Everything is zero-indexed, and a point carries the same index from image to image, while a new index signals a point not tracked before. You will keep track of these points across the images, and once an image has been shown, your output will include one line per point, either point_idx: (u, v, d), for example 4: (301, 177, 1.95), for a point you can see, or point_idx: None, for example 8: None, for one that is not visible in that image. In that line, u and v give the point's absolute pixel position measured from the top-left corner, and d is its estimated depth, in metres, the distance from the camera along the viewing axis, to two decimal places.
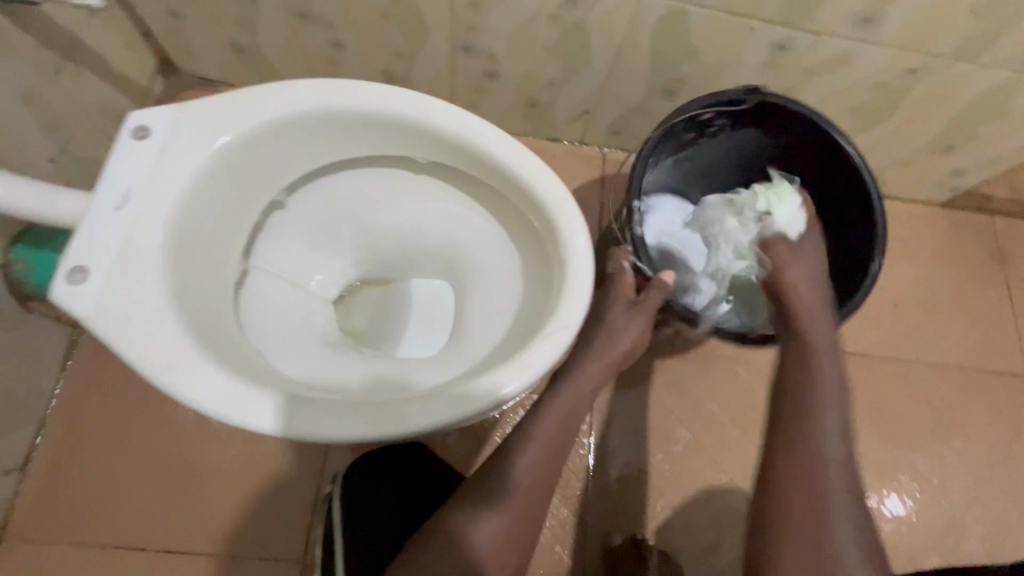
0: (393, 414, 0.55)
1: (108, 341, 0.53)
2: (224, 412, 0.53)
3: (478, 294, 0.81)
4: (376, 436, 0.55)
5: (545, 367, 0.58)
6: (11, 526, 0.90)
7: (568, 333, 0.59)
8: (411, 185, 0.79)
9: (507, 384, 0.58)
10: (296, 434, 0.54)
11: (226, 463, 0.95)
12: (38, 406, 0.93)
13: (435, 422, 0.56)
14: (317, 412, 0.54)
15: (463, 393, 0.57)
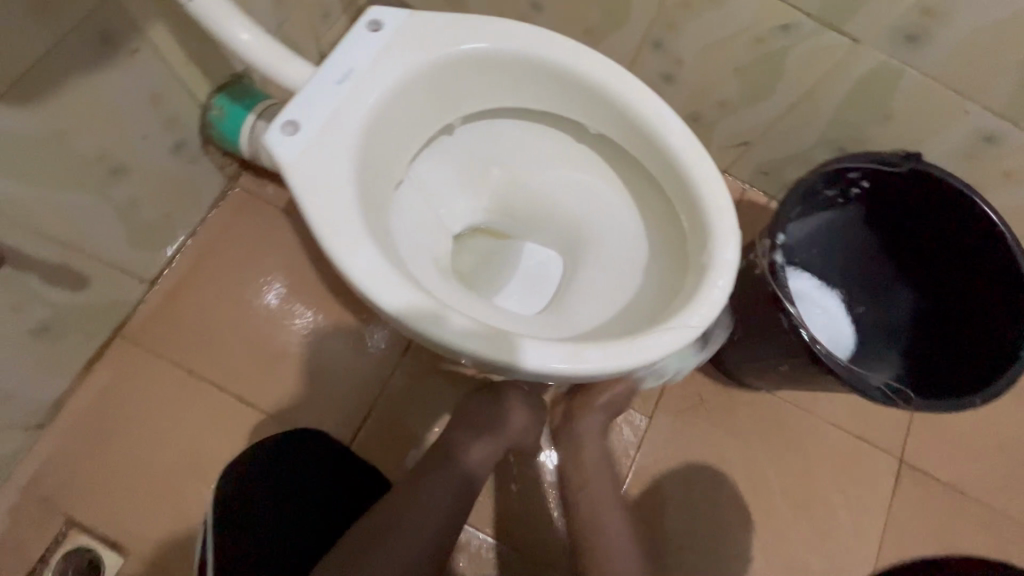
0: (505, 344, 0.58)
1: (296, 191, 0.59)
2: (369, 286, 0.57)
3: (593, 274, 0.82)
4: (485, 357, 0.57)
5: (661, 354, 0.58)
6: (127, 327, 1.01)
7: (690, 332, 0.59)
8: (569, 154, 0.82)
9: (619, 358, 0.59)
10: (416, 327, 0.58)
11: (311, 343, 1.04)
12: (181, 236, 1.05)
13: (542, 366, 0.58)
14: (443, 316, 0.58)
15: (576, 350, 0.58)
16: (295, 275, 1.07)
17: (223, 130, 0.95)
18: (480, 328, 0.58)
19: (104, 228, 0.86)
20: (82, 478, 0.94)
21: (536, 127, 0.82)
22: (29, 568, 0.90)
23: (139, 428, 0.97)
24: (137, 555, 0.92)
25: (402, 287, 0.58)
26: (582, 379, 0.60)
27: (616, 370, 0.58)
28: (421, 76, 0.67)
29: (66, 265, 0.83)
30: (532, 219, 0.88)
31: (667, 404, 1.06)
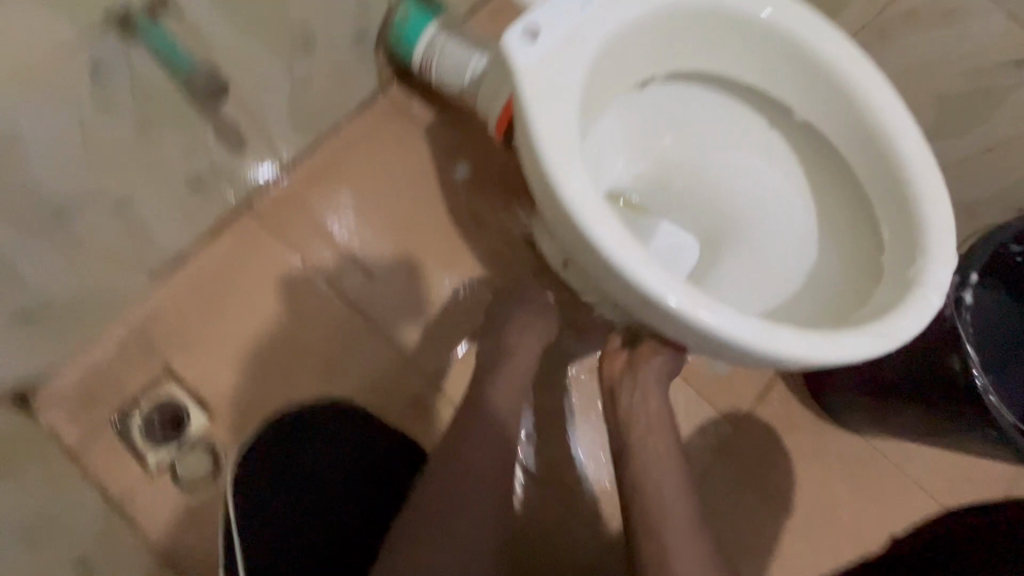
0: (700, 302, 0.56)
1: (524, 98, 0.58)
2: (577, 209, 0.56)
3: (750, 267, 0.75)
4: (675, 310, 0.56)
5: (856, 355, 0.55)
6: (257, 204, 1.03)
7: (891, 341, 0.56)
8: (760, 138, 0.77)
9: (812, 348, 0.56)
10: (613, 261, 0.56)
11: (424, 266, 1.05)
12: (325, 130, 1.05)
13: (730, 335, 0.56)
14: (643, 258, 0.56)
15: (769, 327, 0.56)
16: (420, 195, 1.07)
17: (402, 33, 0.94)
18: (678, 279, 0.56)
19: (275, 99, 0.87)
20: (187, 335, 0.97)
21: (732, 103, 0.77)
22: (120, 405, 0.93)
23: (247, 302, 1.00)
24: (222, 420, 0.95)
25: (608, 218, 0.57)
26: (763, 358, 0.57)
27: (805, 359, 0.56)
28: (658, 19, 0.65)
29: (234, 125, 0.83)
30: (694, 198, 0.80)
31: (754, 418, 1.04)
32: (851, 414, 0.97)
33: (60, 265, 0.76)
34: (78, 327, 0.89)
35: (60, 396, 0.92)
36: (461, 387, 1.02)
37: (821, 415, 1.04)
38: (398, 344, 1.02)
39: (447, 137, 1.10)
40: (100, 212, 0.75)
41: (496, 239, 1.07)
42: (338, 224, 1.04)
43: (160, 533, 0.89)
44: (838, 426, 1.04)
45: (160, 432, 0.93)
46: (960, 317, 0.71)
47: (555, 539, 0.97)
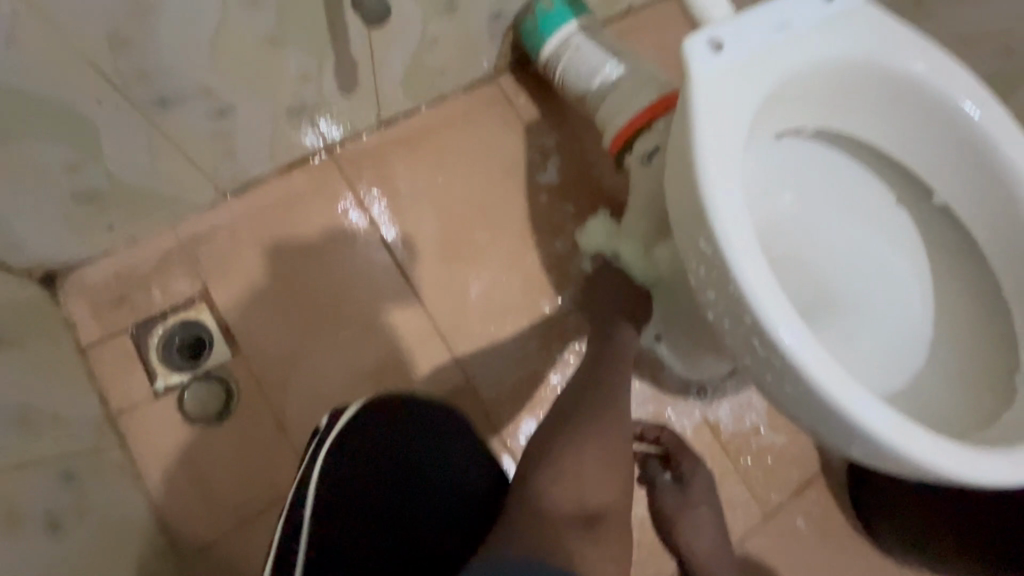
0: (838, 375, 0.51)
1: (692, 107, 0.54)
2: (725, 234, 0.51)
3: (850, 355, 0.68)
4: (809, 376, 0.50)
5: (989, 479, 0.50)
6: (342, 152, 0.99)
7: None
8: (894, 222, 0.72)
9: (941, 457, 0.51)
10: (752, 302, 0.51)
11: (490, 259, 1.00)
12: (429, 98, 1.02)
13: (858, 420, 0.50)
14: (784, 307, 0.51)
15: (901, 423, 0.51)
16: (504, 190, 1.03)
17: (538, 25, 0.91)
18: (817, 343, 0.51)
19: (399, 50, 0.84)
20: (233, 260, 0.92)
21: (871, 180, 0.72)
22: (146, 315, 0.88)
23: (302, 244, 0.95)
24: (244, 360, 0.89)
25: (757, 253, 0.52)
26: (886, 454, 0.51)
27: (933, 466, 0.51)
28: (837, 72, 0.61)
29: (352, 62, 0.80)
30: (806, 267, 0.72)
31: (788, 511, 0.97)
32: (891, 532, 0.91)
33: (142, 155, 0.72)
34: (133, 222, 0.84)
35: (91, 286, 0.87)
36: (496, 393, 0.95)
37: (857, 527, 0.97)
38: (444, 333, 0.96)
39: (548, 139, 1.06)
40: (198, 110, 0.71)
41: (570, 253, 1.01)
42: (384, 200, 0.99)
43: (149, 459, 0.82)
44: (874, 545, 0.96)
45: (176, 355, 0.88)
46: None
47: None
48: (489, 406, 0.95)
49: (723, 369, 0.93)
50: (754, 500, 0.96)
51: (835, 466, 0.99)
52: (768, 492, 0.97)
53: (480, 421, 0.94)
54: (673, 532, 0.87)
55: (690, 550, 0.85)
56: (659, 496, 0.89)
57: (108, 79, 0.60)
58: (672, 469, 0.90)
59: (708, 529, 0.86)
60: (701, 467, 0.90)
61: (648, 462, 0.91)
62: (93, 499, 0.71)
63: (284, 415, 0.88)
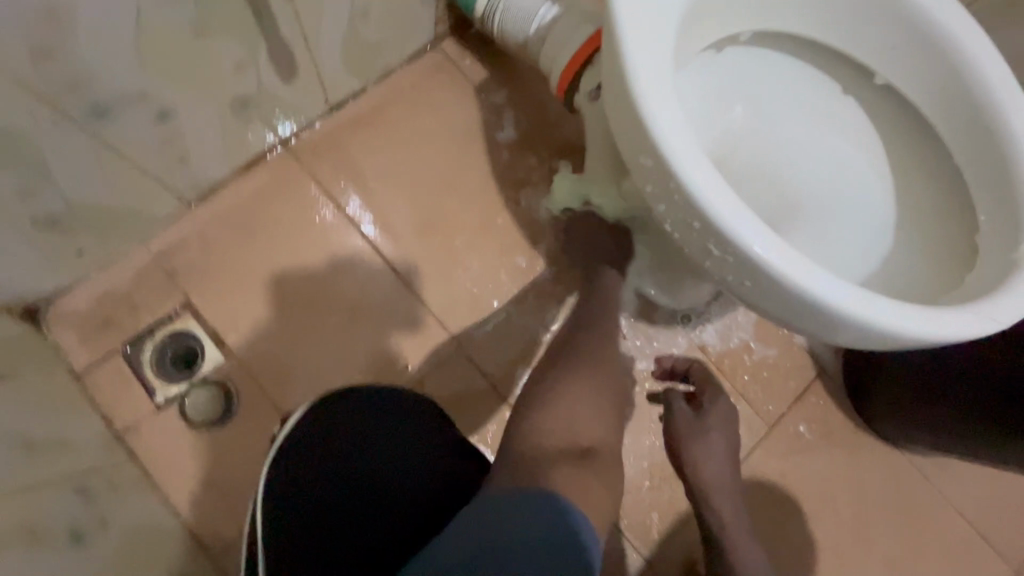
0: (795, 260, 0.52)
1: (615, 22, 0.54)
2: (663, 141, 0.52)
3: (819, 252, 0.69)
4: (767, 266, 0.51)
5: (955, 335, 0.51)
6: (298, 142, 0.99)
7: (991, 329, 0.52)
8: (843, 112, 0.72)
9: (905, 322, 0.52)
10: (700, 203, 0.51)
11: (460, 223, 1.00)
12: (376, 74, 1.01)
13: (818, 299, 0.51)
14: (733, 203, 0.51)
15: (862, 296, 0.52)
16: (464, 155, 1.03)
17: None
18: (769, 231, 0.51)
19: (334, 28, 0.83)
20: (209, 266, 0.93)
21: (816, 75, 0.72)
22: (134, 333, 0.89)
23: (272, 238, 0.96)
24: (237, 360, 0.91)
25: (698, 155, 0.52)
26: (853, 329, 0.53)
27: (900, 331, 0.51)
28: None
29: (287, 47, 0.79)
30: (761, 172, 0.72)
31: (789, 420, 0.99)
32: (883, 421, 0.95)
33: (93, 172, 0.73)
34: (101, 243, 0.85)
35: (74, 313, 0.88)
36: (487, 351, 0.97)
37: (857, 423, 1.00)
38: (427, 302, 0.97)
39: (499, 96, 1.05)
40: (139, 117, 0.71)
41: (540, 205, 1.02)
42: (349, 185, 1.00)
43: (162, 470, 0.85)
44: (876, 436, 0.99)
45: (170, 367, 0.89)
46: None
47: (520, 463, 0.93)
48: (484, 365, 0.96)
49: (704, 293, 0.95)
50: (754, 413, 0.99)
51: (829, 369, 1.01)
52: (766, 405, 0.99)
53: (476, 381, 0.95)
54: (690, 469, 0.79)
55: (697, 477, 0.78)
56: (673, 420, 0.81)
57: (40, 96, 0.60)
58: (691, 401, 0.84)
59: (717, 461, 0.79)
60: (723, 400, 0.83)
61: (670, 393, 0.84)
62: (111, 511, 0.73)
63: (285, 407, 0.90)
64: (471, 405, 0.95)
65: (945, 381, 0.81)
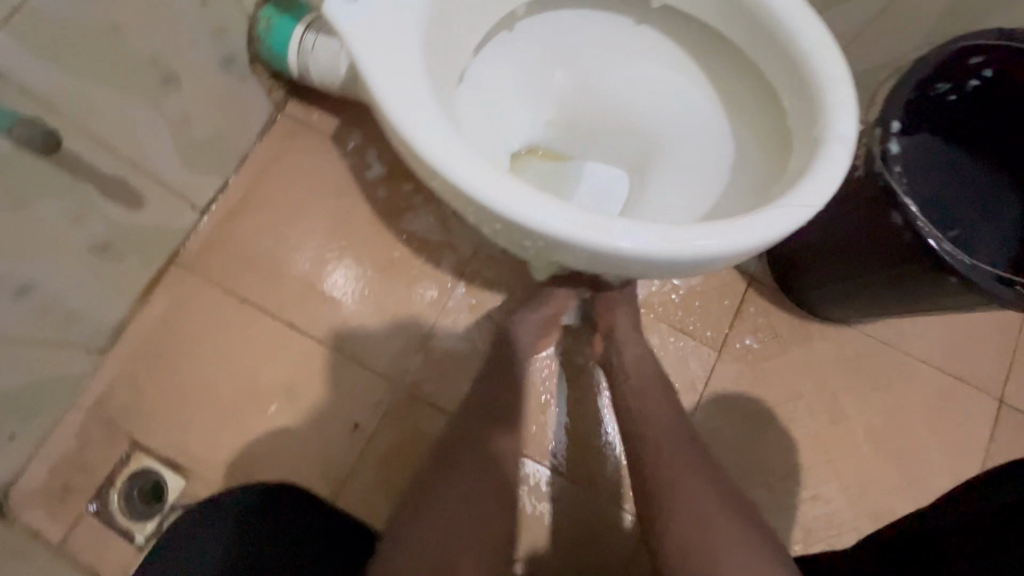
0: (595, 222, 0.53)
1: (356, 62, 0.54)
2: (434, 157, 0.53)
3: (668, 182, 0.75)
4: (570, 239, 0.53)
5: (768, 235, 0.53)
6: (183, 255, 1.01)
7: (802, 217, 0.53)
8: (643, 44, 0.75)
9: (721, 238, 0.53)
10: (488, 203, 0.53)
11: (359, 272, 1.02)
12: (232, 162, 1.02)
13: (630, 250, 0.53)
14: (520, 193, 0.53)
15: (670, 231, 0.53)
16: (342, 207, 1.04)
17: (269, 45, 0.91)
18: (561, 205, 0.53)
19: (157, 144, 0.84)
20: (142, 403, 0.95)
21: (606, 19, 0.75)
22: (95, 488, 0.91)
23: (191, 353, 0.98)
24: (199, 477, 0.93)
25: (473, 158, 0.53)
26: (676, 262, 0.54)
27: (718, 252, 0.53)
28: None
29: (117, 181, 0.80)
30: None
31: (734, 337, 0.99)
32: (819, 306, 0.96)
33: None
34: (28, 421, 0.87)
35: (36, 490, 0.91)
36: (427, 382, 0.98)
37: (800, 315, 1.01)
38: (356, 358, 0.99)
39: (355, 138, 1.06)
40: None
41: (430, 227, 1.03)
42: (236, 285, 1.01)
43: None
44: (821, 321, 1.00)
45: (140, 507, 0.92)
46: (889, 173, 0.71)
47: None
48: (431, 397, 0.97)
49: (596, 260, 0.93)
50: (699, 344, 0.99)
51: (756, 275, 1.02)
52: (707, 332, 0.99)
53: (427, 413, 0.97)
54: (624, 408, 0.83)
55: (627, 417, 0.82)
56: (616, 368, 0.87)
57: None
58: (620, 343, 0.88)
59: (667, 421, 0.79)
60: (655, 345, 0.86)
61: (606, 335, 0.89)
62: None
63: None
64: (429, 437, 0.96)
65: (840, 255, 0.84)
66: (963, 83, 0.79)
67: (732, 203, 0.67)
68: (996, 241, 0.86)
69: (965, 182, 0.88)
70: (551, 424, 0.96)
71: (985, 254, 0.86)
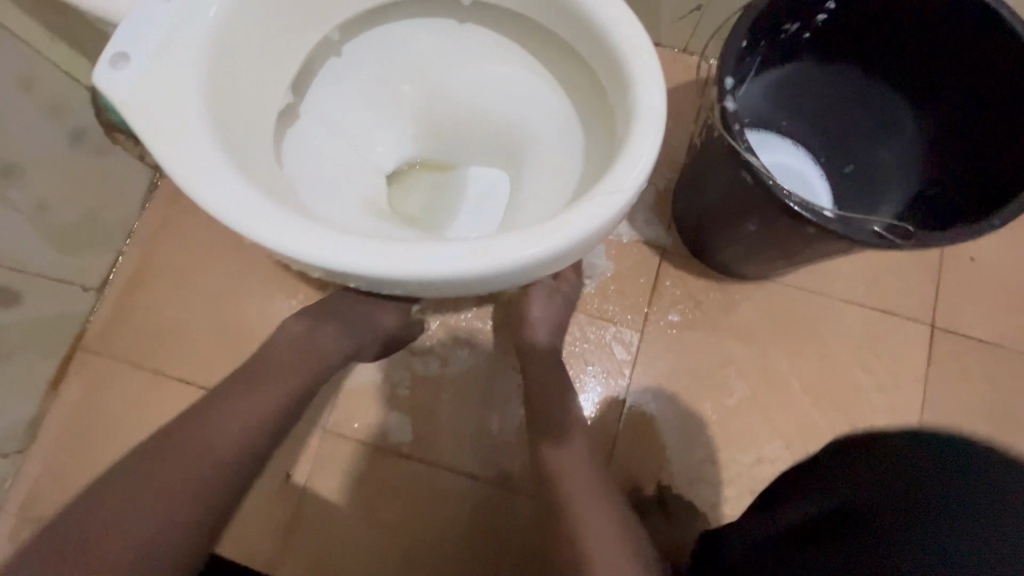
0: (404, 254, 0.50)
1: (136, 131, 0.52)
2: (229, 218, 0.51)
3: (529, 182, 0.73)
4: (380, 275, 0.50)
5: (583, 232, 0.50)
6: (87, 339, 0.98)
7: (618, 204, 0.51)
8: (476, 43, 0.72)
9: (537, 245, 0.51)
10: (291, 254, 0.50)
11: (266, 321, 0.99)
12: (118, 236, 1.00)
13: (445, 274, 0.50)
14: (322, 237, 0.50)
15: (485, 247, 0.51)
16: (241, 258, 1.02)
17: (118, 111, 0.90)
18: (365, 242, 0.50)
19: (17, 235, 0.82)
20: (70, 497, 0.93)
21: (433, 24, 0.72)
22: None
23: (111, 436, 0.95)
24: None
25: (270, 211, 0.51)
26: (500, 276, 0.52)
27: (537, 256, 0.51)
28: None
29: None
30: None
31: (655, 315, 0.97)
32: (731, 267, 0.93)
33: None
34: None
35: None
36: (352, 420, 0.95)
37: (719, 279, 0.98)
38: None
39: None
40: None
41: None
42: (144, 357, 0.98)
43: None
44: (740, 281, 0.97)
45: None
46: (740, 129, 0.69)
47: (432, 499, 0.93)
48: (359, 434, 0.95)
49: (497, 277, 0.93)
50: (622, 327, 0.97)
51: (668, 247, 0.99)
52: (627, 314, 0.97)
53: (357, 451, 0.94)
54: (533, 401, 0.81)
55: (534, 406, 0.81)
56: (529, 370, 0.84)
57: None
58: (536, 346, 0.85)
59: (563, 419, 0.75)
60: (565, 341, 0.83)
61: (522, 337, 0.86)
62: None
63: None
64: (365, 474, 0.94)
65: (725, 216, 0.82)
66: (810, 21, 0.79)
67: (580, 186, 0.65)
68: (887, 154, 0.90)
69: (857, 96, 0.90)
70: (485, 437, 0.94)
71: (879, 167, 0.91)
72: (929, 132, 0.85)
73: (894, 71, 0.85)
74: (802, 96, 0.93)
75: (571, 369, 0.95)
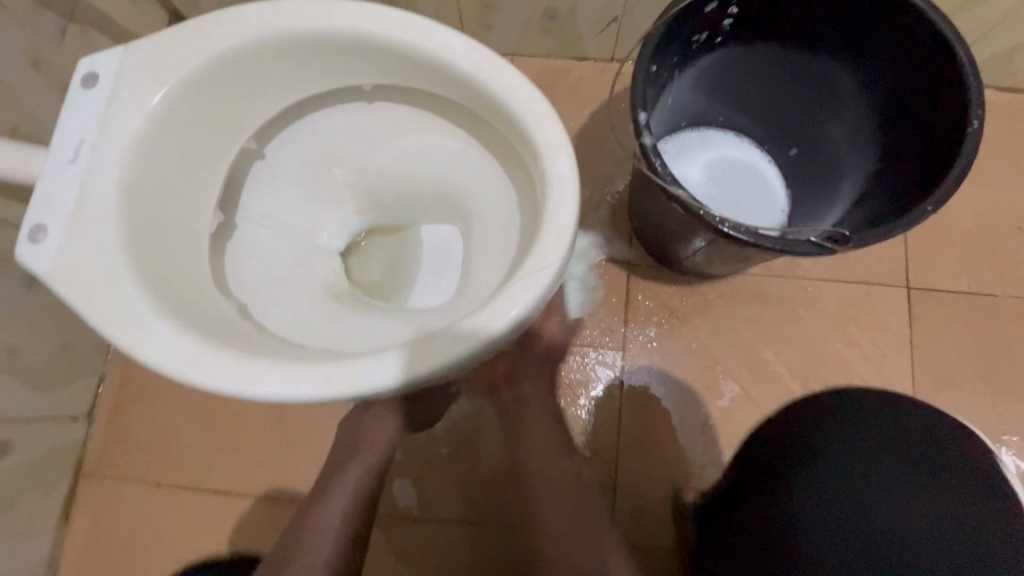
0: (342, 373, 0.51)
1: (65, 298, 0.53)
2: (172, 368, 0.51)
3: (475, 244, 0.73)
4: (324, 396, 0.51)
5: (514, 314, 0.51)
6: (87, 464, 1.00)
7: (540, 284, 0.51)
8: (394, 120, 0.72)
9: (471, 335, 0.51)
10: (234, 393, 0.51)
11: (259, 412, 1.01)
12: (96, 359, 1.01)
13: (386, 384, 0.51)
14: (263, 370, 0.51)
15: (419, 348, 0.51)
16: None
17: None
18: (303, 369, 0.51)
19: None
20: None
21: (349, 110, 0.72)
22: None
23: (129, 554, 0.97)
24: None
25: (208, 352, 0.52)
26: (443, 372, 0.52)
27: (472, 347, 0.51)
28: (177, 114, 0.59)
29: None
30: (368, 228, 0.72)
31: (634, 331, 0.97)
32: (697, 270, 0.93)
33: None
34: None
35: None
36: None
37: (690, 282, 0.98)
38: (287, 495, 0.98)
39: None
40: None
41: None
42: (145, 471, 1.00)
43: None
44: (710, 280, 0.97)
45: None
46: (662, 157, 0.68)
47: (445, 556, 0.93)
48: None
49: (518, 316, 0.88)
50: (604, 349, 0.97)
51: (634, 260, 0.99)
52: (607, 336, 0.97)
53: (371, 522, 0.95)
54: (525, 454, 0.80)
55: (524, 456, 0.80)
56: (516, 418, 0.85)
57: None
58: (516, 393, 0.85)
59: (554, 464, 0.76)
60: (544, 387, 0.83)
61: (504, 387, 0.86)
62: None
63: None
64: (384, 544, 0.95)
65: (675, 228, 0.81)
66: (719, 24, 0.79)
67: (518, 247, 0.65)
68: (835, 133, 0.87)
69: (788, 87, 0.88)
70: (493, 484, 0.95)
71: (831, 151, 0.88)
72: (872, 107, 0.82)
73: (824, 49, 0.82)
74: (734, 92, 0.91)
75: (568, 395, 0.95)
